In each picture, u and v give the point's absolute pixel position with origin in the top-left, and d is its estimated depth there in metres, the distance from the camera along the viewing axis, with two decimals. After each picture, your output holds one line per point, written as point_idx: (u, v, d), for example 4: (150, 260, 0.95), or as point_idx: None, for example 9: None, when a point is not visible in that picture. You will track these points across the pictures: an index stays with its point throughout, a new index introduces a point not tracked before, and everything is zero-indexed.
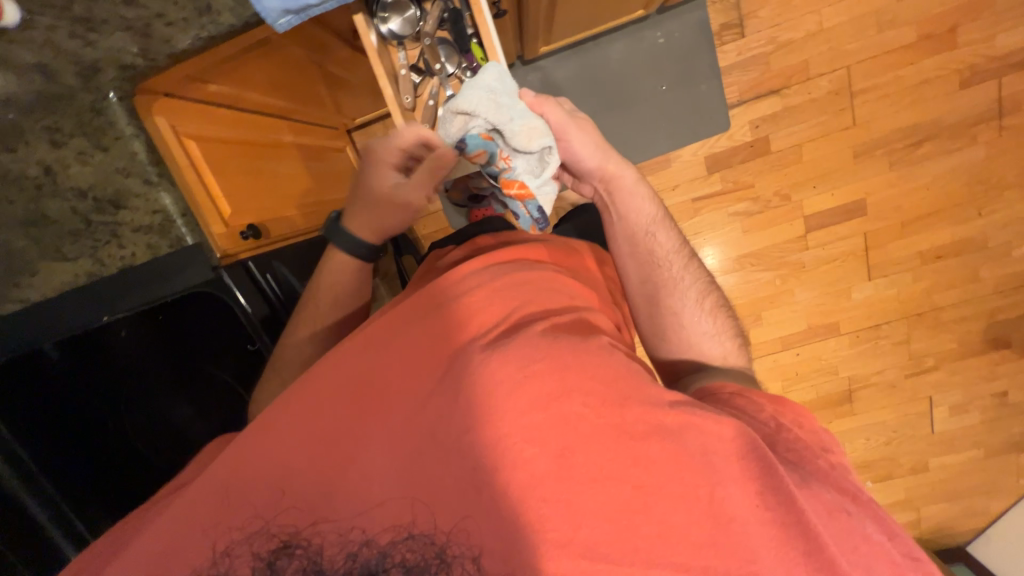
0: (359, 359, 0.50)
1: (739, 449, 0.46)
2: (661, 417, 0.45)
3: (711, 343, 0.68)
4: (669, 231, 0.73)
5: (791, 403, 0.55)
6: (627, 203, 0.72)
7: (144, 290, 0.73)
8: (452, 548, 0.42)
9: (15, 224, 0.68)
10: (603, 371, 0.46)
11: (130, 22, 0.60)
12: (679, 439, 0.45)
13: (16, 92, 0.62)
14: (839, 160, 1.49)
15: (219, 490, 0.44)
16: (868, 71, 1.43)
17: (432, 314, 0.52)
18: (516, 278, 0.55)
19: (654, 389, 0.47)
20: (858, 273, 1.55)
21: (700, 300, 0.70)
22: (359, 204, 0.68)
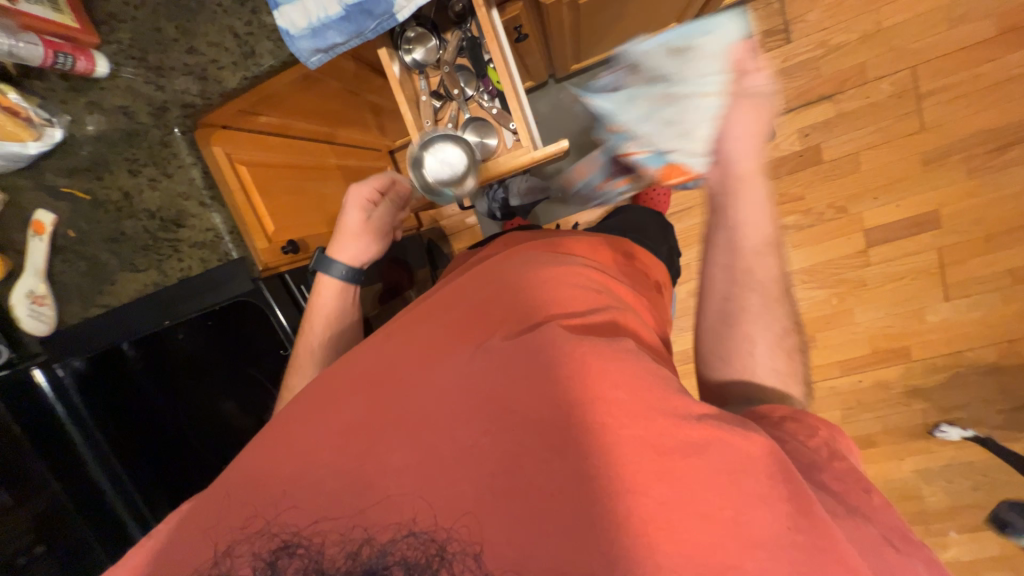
0: (375, 360, 0.52)
1: (771, 469, 0.39)
2: (685, 431, 0.40)
3: (779, 387, 0.53)
4: (781, 258, 0.56)
5: (839, 430, 0.49)
6: (743, 211, 0.55)
7: (196, 300, 0.81)
8: (452, 545, 0.41)
9: (102, 241, 0.81)
10: (624, 377, 0.42)
11: (191, 68, 0.70)
12: (704, 455, 0.39)
13: (106, 130, 0.74)
14: (905, 168, 1.35)
15: (235, 484, 0.47)
16: (937, 71, 1.30)
17: (459, 316, 0.54)
18: (541, 277, 0.55)
19: (679, 399, 0.42)
20: (931, 292, 1.39)
21: (780, 341, 0.54)
22: (336, 236, 0.75)
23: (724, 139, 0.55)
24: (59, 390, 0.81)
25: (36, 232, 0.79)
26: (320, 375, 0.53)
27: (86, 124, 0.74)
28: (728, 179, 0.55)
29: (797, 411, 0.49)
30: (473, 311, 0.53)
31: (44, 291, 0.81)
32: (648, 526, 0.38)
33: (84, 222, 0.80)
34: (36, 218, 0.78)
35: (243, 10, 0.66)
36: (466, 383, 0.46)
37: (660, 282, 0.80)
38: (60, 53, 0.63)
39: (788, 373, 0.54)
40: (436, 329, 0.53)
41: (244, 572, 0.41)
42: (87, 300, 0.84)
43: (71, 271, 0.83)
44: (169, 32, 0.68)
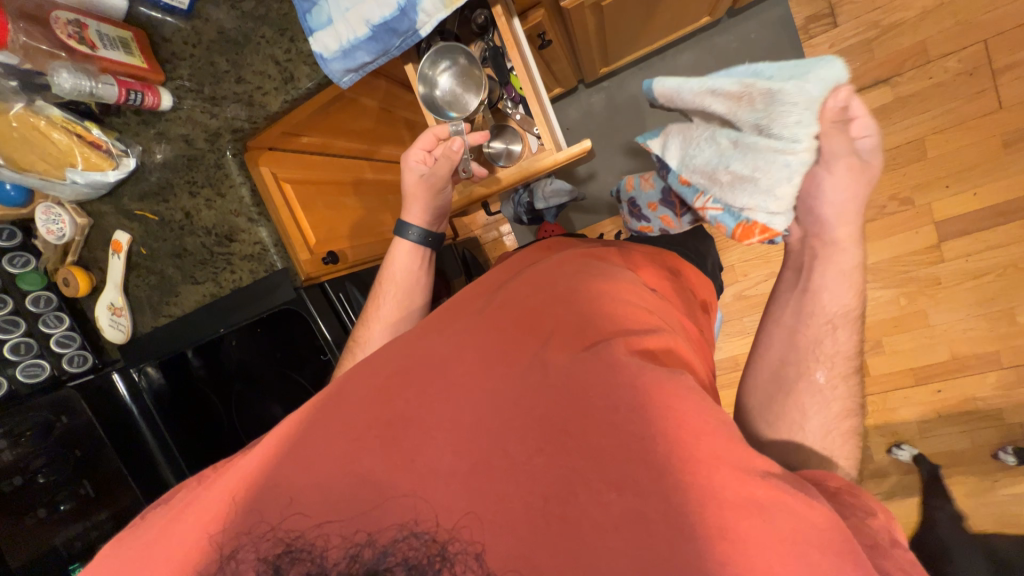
0: (396, 362, 0.51)
1: (847, 542, 0.35)
2: (752, 488, 0.37)
3: (825, 452, 0.49)
4: (855, 340, 0.53)
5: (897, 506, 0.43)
6: (833, 276, 0.54)
7: (247, 309, 0.87)
8: (453, 546, 0.40)
9: (168, 257, 0.90)
10: (695, 417, 0.40)
11: (240, 95, 0.76)
12: (766, 517, 0.36)
13: (171, 157, 0.83)
14: (981, 153, 1.22)
15: (243, 486, 0.46)
16: (1014, 43, 1.17)
17: (492, 320, 0.53)
18: (595, 299, 0.52)
19: (744, 450, 0.39)
20: (1022, 290, 1.23)
21: (842, 419, 0.50)
22: (404, 200, 0.78)
23: (813, 198, 0.54)
24: (135, 394, 0.91)
25: (115, 251, 0.89)
26: (343, 378, 0.52)
27: (155, 153, 0.83)
28: (820, 247, 0.55)
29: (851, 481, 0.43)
30: (508, 318, 0.52)
31: (121, 304, 0.91)
32: (656, 545, 0.37)
33: (153, 240, 0.89)
34: (115, 238, 0.89)
35: (283, 40, 0.72)
36: (489, 393, 0.46)
37: (706, 304, 0.75)
38: (132, 91, 0.72)
39: (842, 455, 0.50)
40: (468, 334, 0.52)
41: (248, 571, 0.42)
42: (156, 310, 0.93)
43: (143, 285, 0.92)
44: (221, 65, 0.76)
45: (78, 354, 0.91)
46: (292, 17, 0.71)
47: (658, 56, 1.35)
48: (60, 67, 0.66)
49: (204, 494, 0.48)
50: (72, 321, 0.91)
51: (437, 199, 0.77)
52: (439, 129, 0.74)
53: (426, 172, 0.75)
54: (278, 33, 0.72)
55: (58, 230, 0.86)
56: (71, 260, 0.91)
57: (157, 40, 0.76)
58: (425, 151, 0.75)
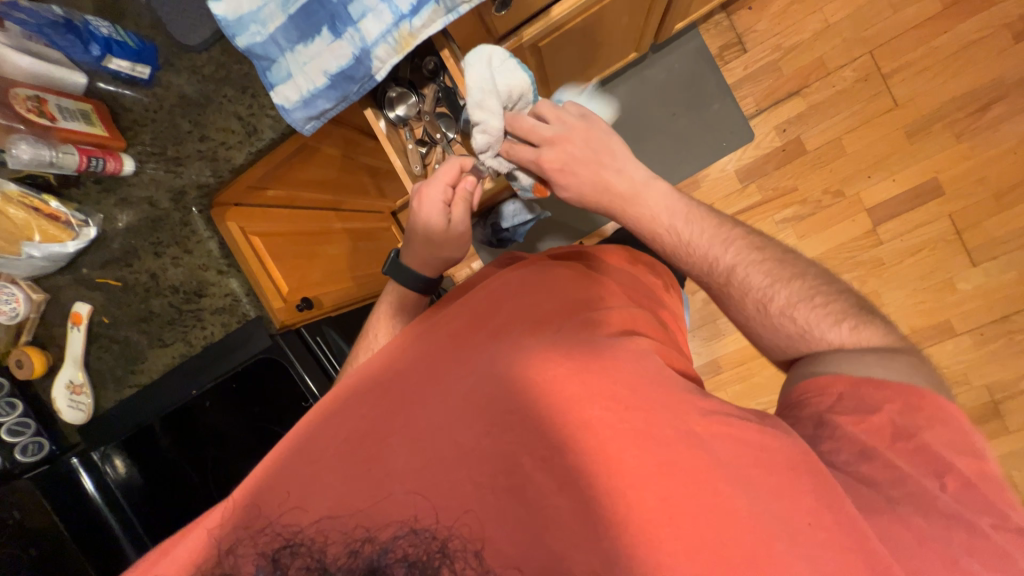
0: (389, 367, 0.55)
1: (790, 460, 0.44)
2: (694, 425, 0.46)
3: (814, 335, 0.57)
4: (710, 231, 0.64)
5: (923, 394, 0.50)
6: (676, 230, 0.65)
7: (218, 363, 0.84)
8: (453, 541, 0.43)
9: (132, 322, 0.87)
10: (634, 375, 0.48)
11: (204, 153, 0.78)
12: (707, 444, 0.45)
13: (136, 221, 0.83)
14: (891, 144, 1.37)
15: (243, 491, 0.49)
16: (895, 51, 1.35)
17: (461, 328, 0.56)
18: (559, 292, 0.59)
19: (687, 399, 0.48)
20: (955, 260, 1.35)
21: (834, 318, 0.57)
22: (416, 243, 0.72)
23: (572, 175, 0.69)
24: (102, 484, 0.87)
25: (74, 323, 0.86)
26: (337, 388, 0.55)
27: (118, 220, 0.83)
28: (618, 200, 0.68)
29: (860, 380, 0.52)
30: (467, 320, 0.57)
31: (82, 380, 0.87)
32: (636, 493, 0.43)
33: (116, 307, 0.87)
34: (74, 310, 0.86)
35: (245, 96, 0.76)
36: (465, 385, 0.50)
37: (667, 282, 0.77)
38: (93, 158, 0.73)
39: (885, 358, 0.53)
40: (446, 343, 0.55)
41: (248, 569, 0.44)
42: (120, 381, 0.89)
43: (106, 356, 0.88)
44: (184, 126, 0.78)
45: (33, 442, 0.84)
46: (252, 75, 0.75)
47: None
48: (18, 139, 0.67)
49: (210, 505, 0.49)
50: (25, 405, 0.85)
51: (455, 244, 0.73)
52: (463, 159, 0.71)
53: (452, 214, 0.71)
54: (239, 91, 0.76)
55: (11, 309, 0.82)
56: (24, 340, 0.87)
57: (117, 109, 0.79)
58: (449, 185, 0.70)
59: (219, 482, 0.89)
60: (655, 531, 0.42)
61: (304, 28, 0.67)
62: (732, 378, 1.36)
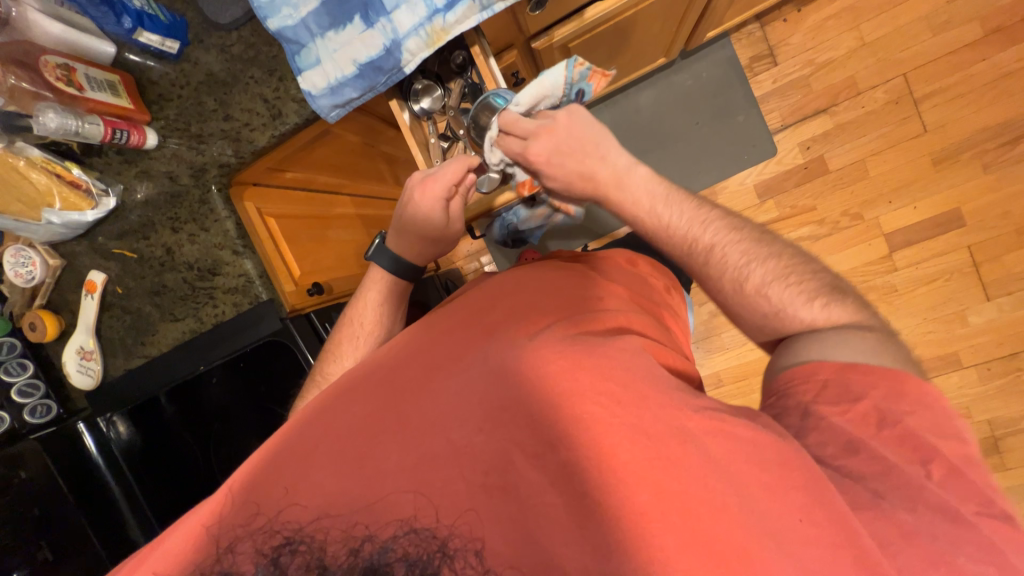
0: (388, 364, 0.56)
1: (779, 454, 0.43)
2: (684, 420, 0.44)
3: (786, 309, 0.58)
4: (683, 206, 0.66)
5: (900, 377, 0.48)
6: (660, 214, 0.66)
7: (228, 342, 0.86)
8: (453, 541, 0.42)
9: (145, 295, 0.88)
10: (623, 372, 0.47)
11: (227, 132, 0.78)
12: (698, 439, 0.43)
13: (155, 194, 0.84)
14: (916, 170, 1.34)
15: (239, 484, 0.48)
16: (930, 75, 1.32)
17: (457, 327, 0.57)
18: (551, 290, 0.59)
19: (678, 394, 0.47)
20: (970, 292, 1.33)
21: (808, 292, 0.57)
22: (400, 232, 0.73)
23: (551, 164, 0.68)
24: (104, 445, 0.86)
25: (88, 291, 0.87)
26: (338, 383, 0.56)
27: (136, 192, 0.84)
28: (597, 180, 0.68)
29: (845, 367, 0.50)
30: (462, 318, 0.58)
31: (93, 347, 0.88)
32: (640, 520, 0.41)
33: (130, 279, 0.88)
34: (89, 278, 0.86)
35: (272, 79, 0.75)
36: (460, 387, 0.50)
37: (671, 286, 0.76)
38: (118, 130, 0.74)
39: (857, 334, 0.53)
40: (439, 341, 0.56)
41: (245, 570, 0.42)
42: (130, 352, 0.90)
43: (117, 326, 0.89)
44: (209, 104, 0.78)
45: (41, 404, 0.85)
46: (281, 58, 0.75)
47: (620, 94, 1.46)
48: (47, 107, 0.68)
49: (204, 505, 0.47)
50: (36, 367, 0.86)
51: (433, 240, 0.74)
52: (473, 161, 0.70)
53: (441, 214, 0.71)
54: (266, 73, 0.76)
55: (27, 272, 0.84)
56: (39, 304, 0.88)
57: (144, 82, 0.79)
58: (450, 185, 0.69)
59: (224, 458, 0.90)
60: (649, 540, 0.41)
61: (337, 14, 0.66)
62: (733, 392, 1.35)
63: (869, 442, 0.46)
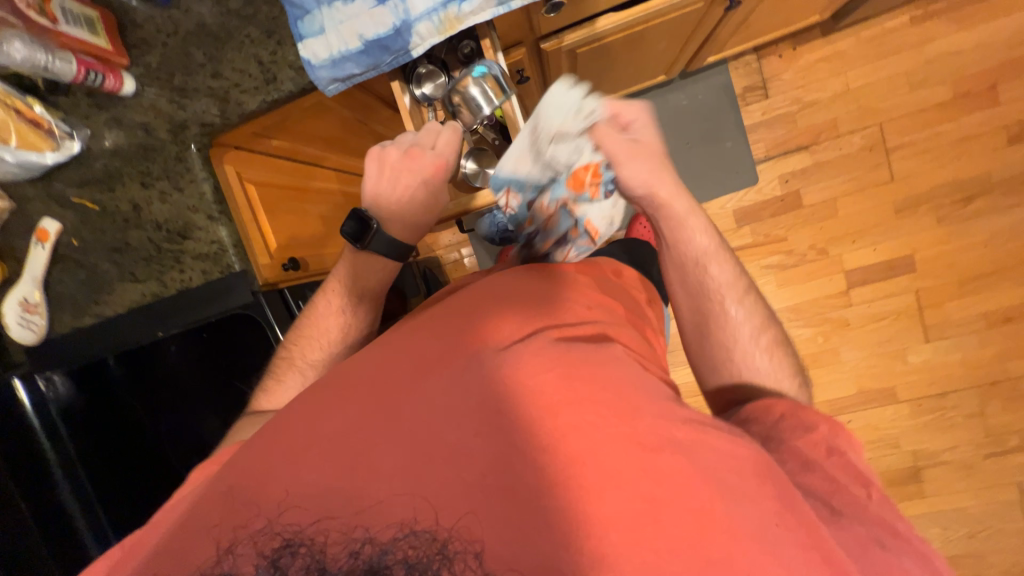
0: (374, 360, 0.53)
1: (759, 468, 0.44)
2: (674, 431, 0.44)
3: (766, 377, 0.62)
4: (724, 264, 0.66)
5: (842, 426, 0.52)
6: (705, 258, 0.66)
7: (196, 309, 0.84)
8: (453, 543, 0.40)
9: (104, 250, 0.84)
10: (613, 381, 0.46)
11: (214, 90, 0.75)
12: (689, 450, 0.43)
13: (125, 144, 0.79)
14: (879, 215, 1.43)
15: (228, 485, 0.46)
16: (902, 128, 1.41)
17: (443, 324, 0.56)
18: (539, 295, 0.59)
19: (666, 404, 0.46)
20: (912, 334, 1.44)
21: (787, 370, 0.63)
22: (389, 215, 0.68)
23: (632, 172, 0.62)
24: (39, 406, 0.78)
25: (39, 240, 0.80)
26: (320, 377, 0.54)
27: (104, 138, 0.78)
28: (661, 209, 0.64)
29: (800, 405, 0.55)
30: (453, 317, 0.56)
31: (38, 300, 0.82)
32: (645, 534, 0.39)
33: (90, 232, 0.83)
34: (40, 225, 0.80)
35: (269, 41, 0.72)
36: (445, 382, 0.48)
37: (650, 299, 0.79)
38: (92, 72, 0.69)
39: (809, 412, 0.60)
40: (422, 337, 0.54)
41: (246, 571, 0.40)
42: (81, 309, 0.85)
43: (70, 279, 0.84)
44: (197, 57, 0.74)
45: None
46: (281, 20, 0.71)
47: None
48: (12, 35, 0.61)
49: (192, 509, 0.46)
50: None
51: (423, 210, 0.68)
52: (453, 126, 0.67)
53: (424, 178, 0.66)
54: (264, 34, 0.72)
55: None
56: None
57: (125, 24, 0.73)
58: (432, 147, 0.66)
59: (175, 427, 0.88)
60: (653, 555, 0.39)
61: None
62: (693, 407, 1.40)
63: (821, 464, 0.48)
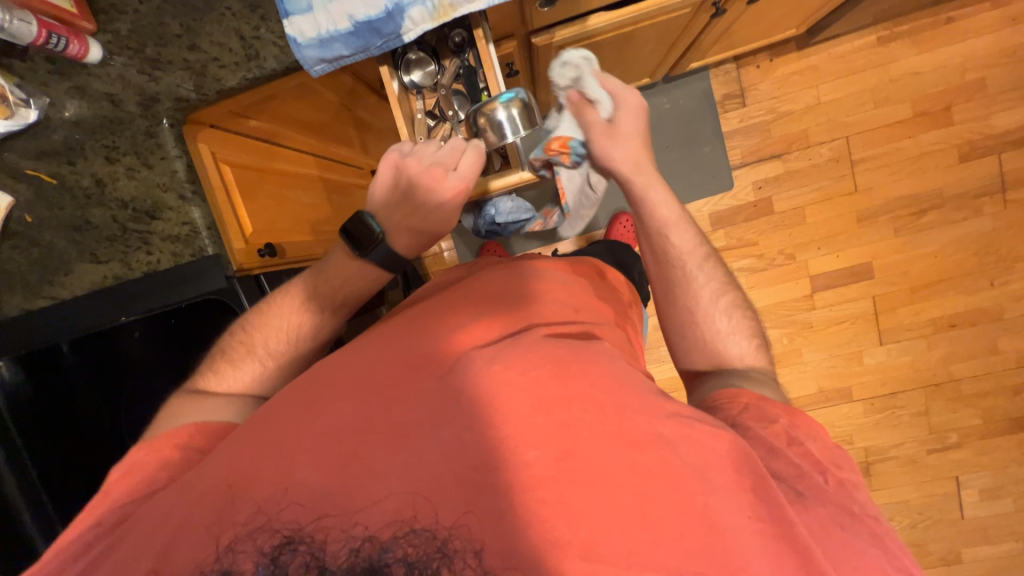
0: (361, 357, 0.53)
1: (735, 461, 0.45)
2: (660, 427, 0.45)
3: (725, 347, 0.64)
4: (686, 232, 0.69)
5: (801, 414, 0.54)
6: (666, 230, 0.68)
7: (165, 293, 0.80)
8: (453, 542, 0.39)
9: (62, 228, 0.78)
10: (603, 378, 0.47)
11: (190, 63, 0.72)
12: (673, 445, 0.44)
13: (87, 115, 0.74)
14: (843, 223, 1.51)
15: (210, 486, 0.44)
16: (866, 142, 1.49)
17: (430, 323, 0.55)
18: (528, 294, 0.60)
19: (652, 399, 0.47)
20: (869, 337, 1.53)
21: (747, 336, 0.65)
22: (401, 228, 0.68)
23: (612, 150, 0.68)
24: None
25: None
26: (308, 373, 0.53)
27: (65, 108, 0.73)
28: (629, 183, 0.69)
29: (761, 397, 0.56)
30: (439, 317, 0.56)
31: None
32: (635, 526, 0.40)
33: (46, 207, 0.77)
34: None
35: (252, 16, 0.69)
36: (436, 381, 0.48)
37: (630, 298, 0.81)
38: (54, 34, 0.63)
39: (768, 378, 0.61)
40: (409, 335, 0.54)
41: (244, 569, 0.38)
42: (32, 290, 0.79)
43: (20, 259, 0.78)
44: (173, 28, 0.70)
45: None
46: None
47: None
48: None
49: (172, 508, 0.43)
50: None
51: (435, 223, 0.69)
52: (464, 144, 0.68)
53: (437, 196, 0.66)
54: (247, 8, 0.69)
55: None
56: None
57: None
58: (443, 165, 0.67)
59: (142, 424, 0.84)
60: (643, 547, 0.40)
61: None
62: None
63: (787, 453, 0.50)
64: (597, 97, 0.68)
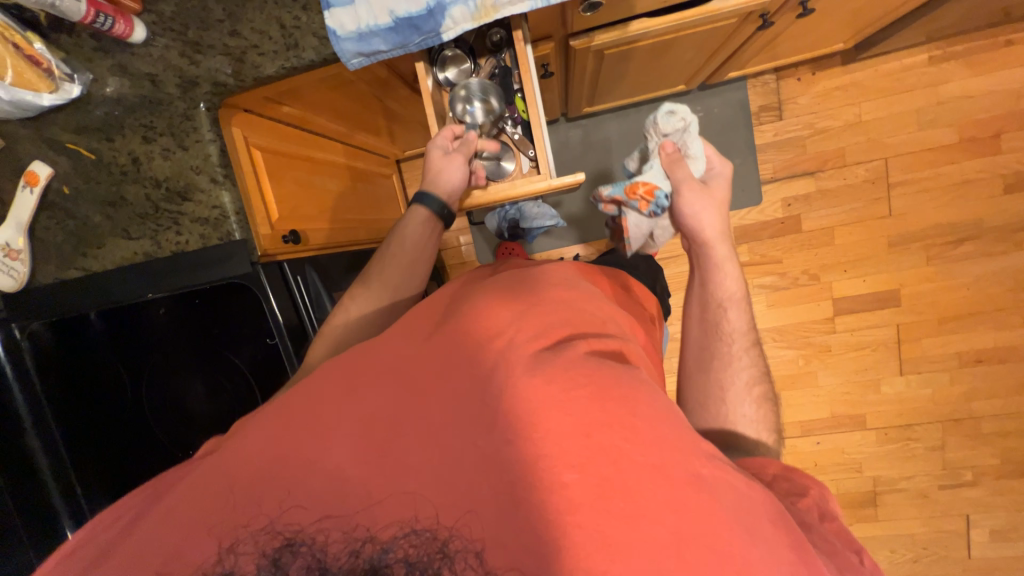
0: (388, 356, 0.50)
1: (773, 513, 0.42)
2: (699, 466, 0.42)
3: (744, 425, 0.63)
4: (741, 312, 0.71)
5: (829, 491, 0.52)
6: (727, 301, 0.71)
7: (189, 274, 0.81)
8: (454, 542, 0.40)
9: (96, 202, 0.80)
10: (645, 407, 0.43)
11: (230, 49, 0.71)
12: (713, 491, 0.41)
13: (128, 94, 0.75)
14: (873, 247, 1.46)
15: (220, 471, 0.44)
16: (906, 165, 1.44)
17: (460, 324, 0.51)
18: (568, 303, 0.57)
19: (693, 434, 0.44)
20: (889, 365, 1.49)
21: (765, 428, 0.63)
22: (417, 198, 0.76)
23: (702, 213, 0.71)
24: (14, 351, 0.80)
25: (28, 184, 0.76)
26: (326, 367, 0.51)
27: (107, 85, 0.75)
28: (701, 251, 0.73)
29: (789, 468, 0.54)
30: (473, 313, 0.52)
31: (20, 246, 0.78)
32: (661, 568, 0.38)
33: (83, 180, 0.79)
34: (31, 169, 0.76)
35: (293, 5, 0.69)
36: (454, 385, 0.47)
37: (655, 317, 0.79)
38: (101, 14, 0.65)
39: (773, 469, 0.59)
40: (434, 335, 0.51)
41: (247, 571, 0.39)
42: (66, 261, 0.81)
43: (56, 229, 0.80)
44: (216, 12, 0.70)
45: None
46: None
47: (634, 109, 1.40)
48: None
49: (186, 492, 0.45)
50: None
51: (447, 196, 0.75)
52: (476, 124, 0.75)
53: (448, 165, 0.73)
54: None
55: None
56: None
57: None
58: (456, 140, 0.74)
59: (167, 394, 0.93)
60: None
61: None
62: None
63: (819, 527, 0.46)
64: (694, 154, 0.73)
